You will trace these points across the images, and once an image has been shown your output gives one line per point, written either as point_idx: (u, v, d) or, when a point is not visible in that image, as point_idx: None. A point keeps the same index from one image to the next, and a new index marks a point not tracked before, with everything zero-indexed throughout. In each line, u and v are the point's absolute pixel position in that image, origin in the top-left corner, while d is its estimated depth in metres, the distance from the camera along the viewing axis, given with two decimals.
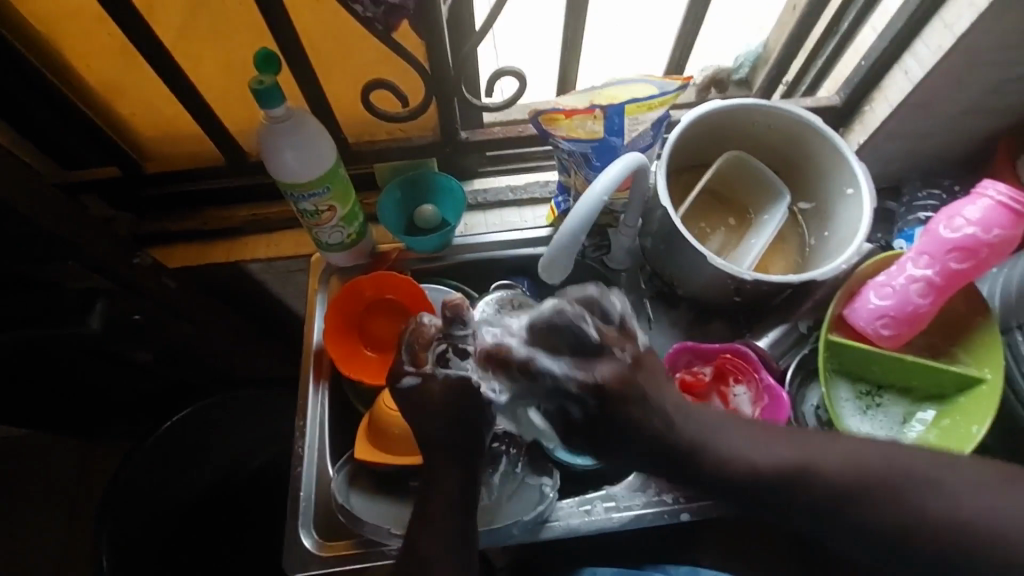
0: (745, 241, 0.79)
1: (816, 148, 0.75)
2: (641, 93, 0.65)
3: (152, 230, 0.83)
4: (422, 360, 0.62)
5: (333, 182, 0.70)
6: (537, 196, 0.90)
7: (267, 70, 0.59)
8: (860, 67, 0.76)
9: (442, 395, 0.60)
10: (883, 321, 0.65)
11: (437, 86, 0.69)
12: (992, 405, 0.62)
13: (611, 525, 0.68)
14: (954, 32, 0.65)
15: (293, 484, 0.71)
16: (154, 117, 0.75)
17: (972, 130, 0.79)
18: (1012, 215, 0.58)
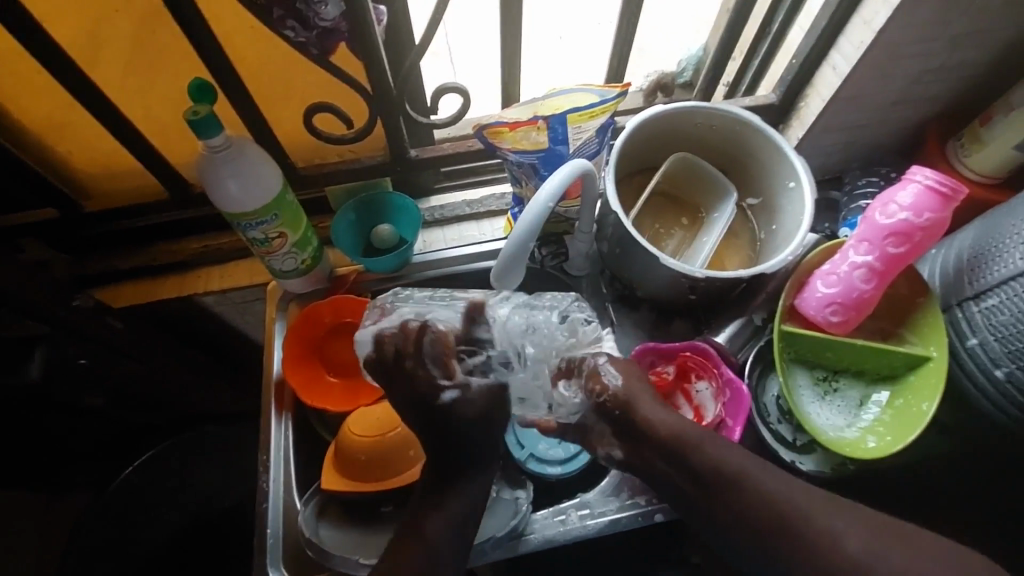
0: (698, 239, 0.82)
1: (757, 144, 0.77)
2: (582, 102, 0.66)
3: (96, 271, 0.81)
4: (452, 369, 0.66)
5: (282, 208, 0.69)
6: (492, 209, 0.91)
7: (202, 101, 0.58)
8: (792, 65, 0.78)
9: (481, 400, 0.66)
10: (832, 308, 0.67)
11: (381, 107, 0.69)
12: (939, 381, 0.63)
13: (586, 533, 0.68)
14: (873, 28, 0.67)
15: (259, 522, 0.69)
16: (91, 155, 0.73)
17: (902, 120, 0.83)
18: (940, 199, 0.60)
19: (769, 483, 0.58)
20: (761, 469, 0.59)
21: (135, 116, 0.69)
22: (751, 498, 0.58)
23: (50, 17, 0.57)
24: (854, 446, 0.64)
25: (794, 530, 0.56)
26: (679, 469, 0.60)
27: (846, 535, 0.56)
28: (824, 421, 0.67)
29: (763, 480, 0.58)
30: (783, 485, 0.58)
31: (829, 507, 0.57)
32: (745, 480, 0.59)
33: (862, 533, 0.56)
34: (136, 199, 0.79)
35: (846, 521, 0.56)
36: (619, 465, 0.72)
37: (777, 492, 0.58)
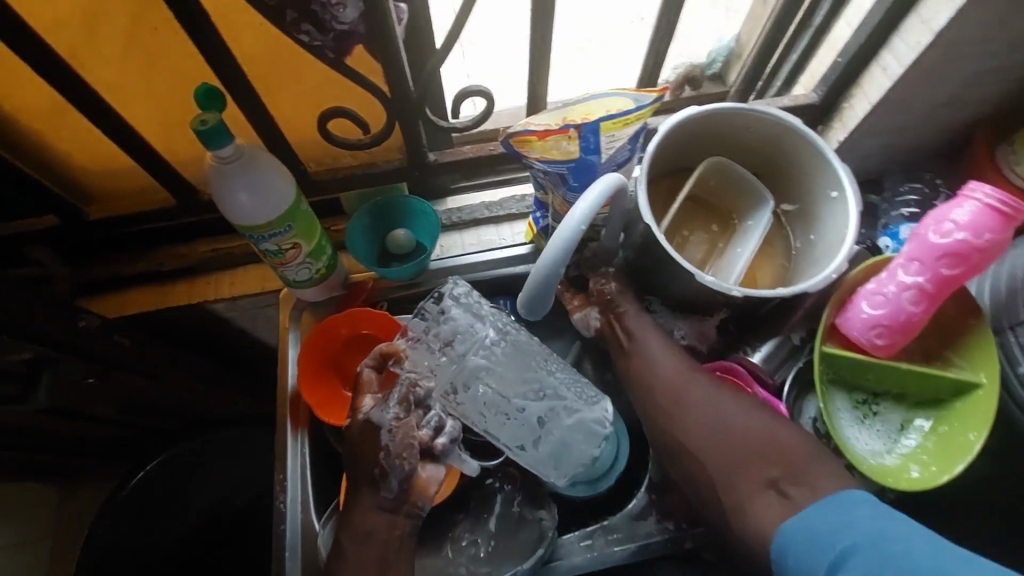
0: (730, 250, 0.77)
1: (797, 149, 0.72)
2: (616, 108, 0.61)
3: (102, 276, 0.79)
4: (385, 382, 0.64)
5: (296, 218, 0.65)
6: (513, 213, 0.87)
7: (210, 108, 0.54)
8: (837, 65, 0.74)
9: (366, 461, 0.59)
10: (877, 330, 0.63)
11: (400, 111, 0.65)
12: (990, 409, 0.61)
13: (615, 558, 0.66)
14: (932, 28, 0.63)
15: (276, 541, 0.68)
16: (94, 157, 0.70)
17: (948, 122, 0.79)
18: (1000, 217, 0.56)
19: (655, 346, 0.67)
20: (659, 334, 0.67)
21: (143, 117, 0.67)
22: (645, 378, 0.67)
23: (57, 13, 0.55)
24: (896, 476, 0.62)
25: (652, 388, 0.66)
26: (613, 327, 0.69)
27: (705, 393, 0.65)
28: (864, 446, 0.65)
29: (633, 319, 0.68)
30: (664, 352, 0.67)
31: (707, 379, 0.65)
32: (642, 341, 0.67)
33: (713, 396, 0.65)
34: (144, 204, 0.77)
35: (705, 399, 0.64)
36: (645, 487, 0.70)
37: (659, 356, 0.67)
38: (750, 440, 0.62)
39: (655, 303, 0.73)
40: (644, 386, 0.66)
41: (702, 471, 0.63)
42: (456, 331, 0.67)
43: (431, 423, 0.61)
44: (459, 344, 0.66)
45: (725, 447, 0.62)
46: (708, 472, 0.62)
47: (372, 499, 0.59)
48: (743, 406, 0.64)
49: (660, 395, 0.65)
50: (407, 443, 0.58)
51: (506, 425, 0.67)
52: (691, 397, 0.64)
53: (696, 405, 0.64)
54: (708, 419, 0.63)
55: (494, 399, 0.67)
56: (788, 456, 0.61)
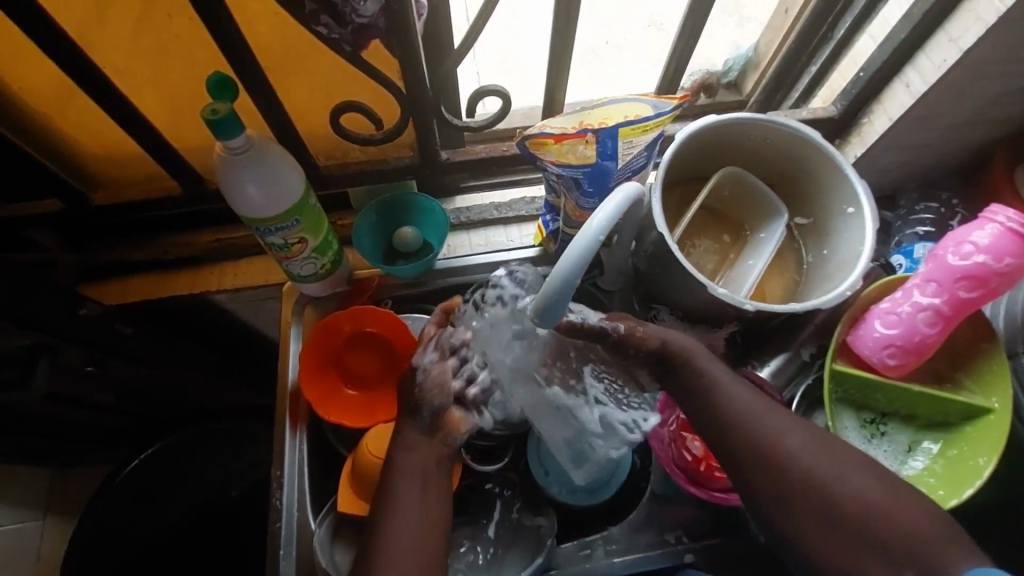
0: (741, 261, 0.75)
1: (814, 162, 0.71)
2: (634, 114, 0.60)
3: (104, 261, 0.77)
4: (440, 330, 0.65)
5: (304, 213, 0.64)
6: (522, 214, 0.86)
7: (223, 97, 0.53)
8: (858, 79, 0.73)
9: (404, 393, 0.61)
10: (889, 350, 0.62)
11: (414, 108, 0.64)
12: (1000, 435, 0.60)
13: (613, 570, 0.65)
14: (960, 46, 0.62)
15: (271, 540, 0.67)
16: (99, 141, 0.69)
17: (967, 141, 0.78)
18: (1021, 241, 0.55)
19: (737, 397, 0.57)
20: (734, 379, 0.58)
21: (153, 103, 0.66)
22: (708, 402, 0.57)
23: None
24: None
25: (741, 443, 0.55)
26: (672, 377, 0.59)
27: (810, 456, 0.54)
28: None
29: (704, 362, 0.58)
30: (744, 398, 0.57)
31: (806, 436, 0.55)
32: (716, 390, 0.57)
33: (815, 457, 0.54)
34: (148, 191, 0.75)
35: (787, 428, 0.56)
36: (646, 499, 0.69)
37: (742, 408, 0.56)
38: (860, 510, 0.53)
39: (662, 312, 0.73)
40: (730, 443, 0.56)
41: (804, 547, 0.54)
42: (510, 300, 0.62)
43: (465, 374, 0.61)
44: (507, 308, 0.62)
45: (833, 522, 0.52)
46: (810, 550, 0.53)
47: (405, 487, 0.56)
48: (848, 466, 0.54)
49: (748, 453, 0.55)
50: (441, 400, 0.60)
51: (542, 400, 0.62)
52: (787, 454, 0.54)
53: (797, 467, 0.54)
54: (811, 484, 0.53)
55: (536, 368, 0.62)
56: (909, 542, 0.51)
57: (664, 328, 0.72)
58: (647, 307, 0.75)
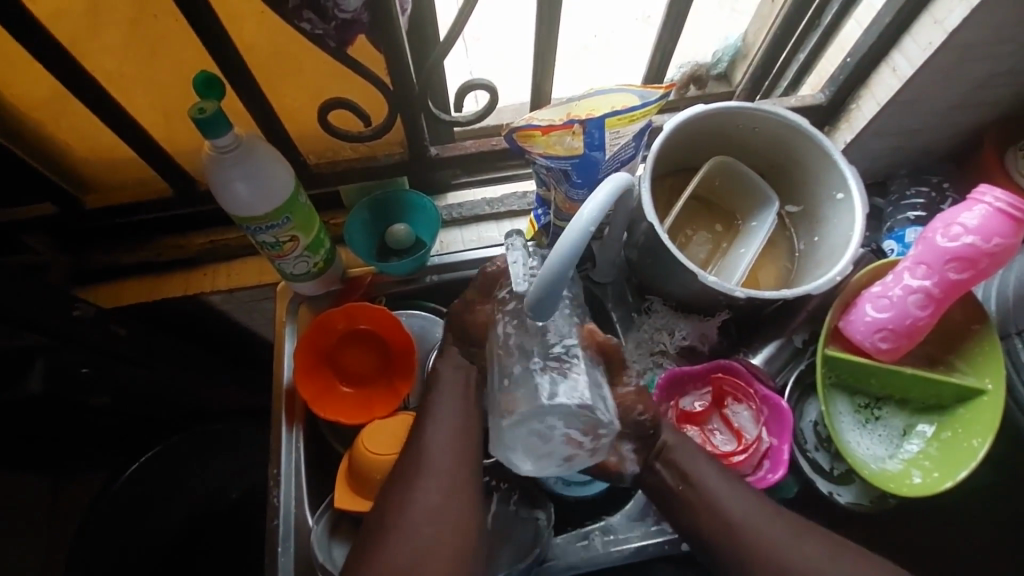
0: (732, 250, 0.75)
1: (803, 150, 0.71)
2: (621, 104, 0.61)
3: (100, 265, 0.78)
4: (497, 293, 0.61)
5: (294, 211, 0.64)
6: (514, 209, 0.86)
7: (210, 95, 0.53)
8: (845, 65, 0.73)
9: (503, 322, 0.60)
10: (881, 334, 0.62)
11: (402, 103, 0.65)
12: (994, 417, 0.60)
13: (610, 559, 0.65)
14: (945, 28, 0.62)
15: (269, 539, 0.67)
16: (92, 145, 0.69)
17: (956, 125, 0.78)
18: (1010, 222, 0.55)
19: (726, 494, 0.57)
20: (728, 483, 0.58)
21: (143, 106, 0.66)
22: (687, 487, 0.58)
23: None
24: (898, 481, 0.61)
25: (715, 530, 0.56)
26: (670, 473, 0.59)
27: (796, 549, 0.55)
28: (865, 451, 0.64)
29: (695, 462, 0.59)
30: (740, 502, 0.57)
31: (794, 533, 0.55)
32: (702, 484, 0.58)
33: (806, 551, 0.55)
34: (142, 194, 0.75)
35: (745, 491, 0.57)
36: (643, 488, 0.69)
37: (730, 502, 0.57)
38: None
39: (655, 303, 0.73)
40: (707, 529, 0.57)
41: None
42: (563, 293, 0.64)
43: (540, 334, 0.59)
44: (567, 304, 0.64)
45: None
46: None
47: (438, 464, 0.56)
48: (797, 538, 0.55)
49: (716, 525, 0.56)
50: (462, 403, 0.59)
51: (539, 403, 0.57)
52: (778, 552, 0.55)
53: (790, 559, 0.54)
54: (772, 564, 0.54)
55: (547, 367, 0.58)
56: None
57: (656, 318, 0.73)
58: (640, 299, 0.75)
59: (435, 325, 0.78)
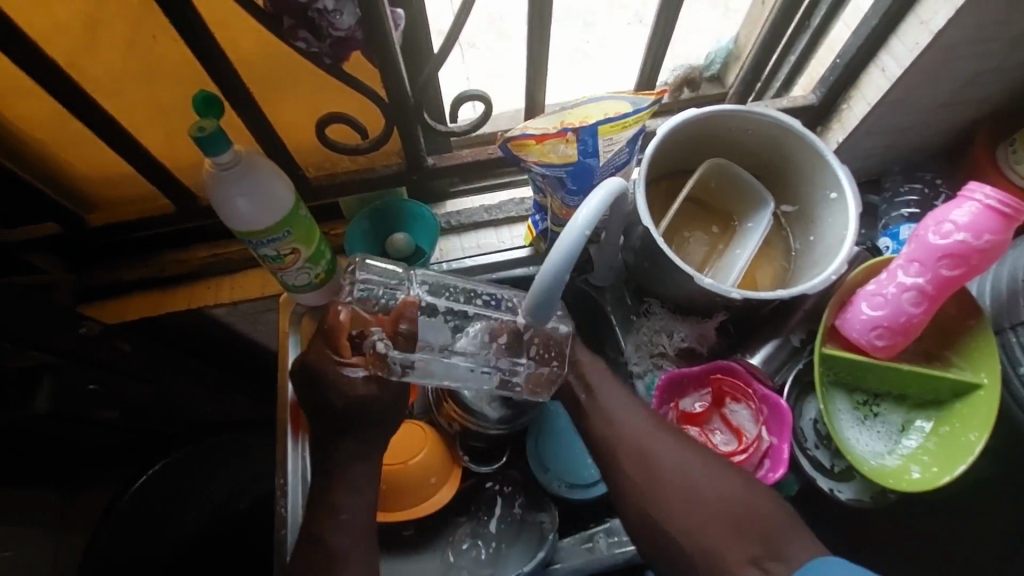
0: (729, 252, 0.76)
1: (796, 150, 0.72)
2: (614, 111, 0.62)
3: (104, 282, 0.79)
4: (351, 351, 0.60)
5: (294, 224, 0.65)
6: (512, 215, 0.87)
7: (209, 114, 0.54)
8: (835, 65, 0.74)
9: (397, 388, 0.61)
10: (877, 331, 0.63)
11: (397, 115, 0.66)
12: (990, 411, 0.61)
13: (616, 562, 0.65)
14: (931, 28, 0.63)
15: (278, 548, 0.68)
16: (94, 163, 0.70)
17: (948, 121, 0.79)
18: (1000, 218, 0.56)
19: (620, 406, 0.62)
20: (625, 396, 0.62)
21: (142, 123, 0.67)
22: (596, 418, 0.62)
23: (62, 21, 0.55)
24: (898, 477, 0.61)
25: (622, 450, 0.60)
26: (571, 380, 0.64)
27: (713, 484, 0.56)
28: (864, 448, 0.64)
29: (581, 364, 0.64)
30: (630, 410, 0.61)
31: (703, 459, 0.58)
32: (601, 401, 0.62)
33: (694, 459, 0.58)
34: (141, 211, 0.76)
35: (654, 429, 0.60)
36: None
37: (622, 413, 0.61)
38: (732, 509, 0.55)
39: (653, 306, 0.74)
40: (612, 450, 0.60)
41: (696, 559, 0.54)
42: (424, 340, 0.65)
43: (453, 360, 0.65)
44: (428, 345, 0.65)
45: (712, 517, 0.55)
46: (688, 545, 0.55)
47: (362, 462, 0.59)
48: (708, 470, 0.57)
49: (630, 457, 0.59)
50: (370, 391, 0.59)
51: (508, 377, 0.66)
52: (664, 460, 0.58)
53: (671, 467, 0.58)
54: (682, 489, 0.57)
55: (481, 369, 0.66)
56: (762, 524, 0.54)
57: (655, 320, 0.74)
58: (638, 302, 0.76)
59: None
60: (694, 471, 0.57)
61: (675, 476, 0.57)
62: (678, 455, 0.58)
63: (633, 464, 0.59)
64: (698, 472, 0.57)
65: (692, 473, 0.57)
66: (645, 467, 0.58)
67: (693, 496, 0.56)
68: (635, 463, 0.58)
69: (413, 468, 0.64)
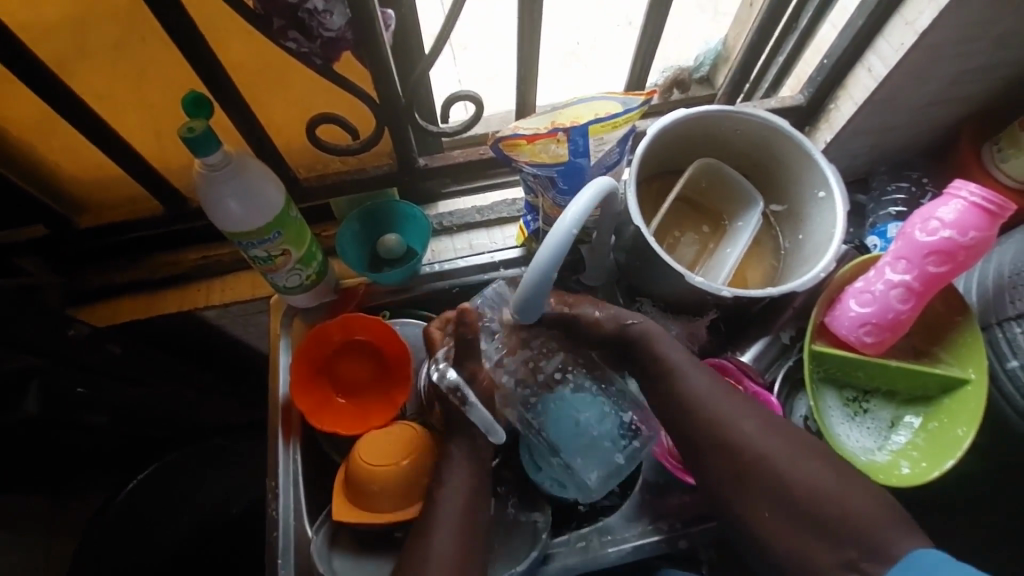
0: (719, 251, 0.77)
1: (785, 150, 0.73)
2: (604, 112, 0.62)
3: (94, 285, 0.79)
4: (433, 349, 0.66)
5: (285, 224, 0.64)
6: (504, 216, 0.87)
7: (198, 115, 0.54)
8: (823, 66, 0.75)
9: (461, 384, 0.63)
10: (866, 328, 0.64)
11: (389, 117, 0.66)
12: (978, 406, 0.62)
13: (609, 560, 0.66)
14: (915, 29, 0.64)
15: (270, 552, 0.67)
16: (84, 165, 0.69)
17: (934, 121, 0.80)
18: (985, 215, 0.57)
19: (697, 379, 0.60)
20: (692, 364, 0.61)
21: (131, 125, 0.67)
22: (674, 392, 0.60)
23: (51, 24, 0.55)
24: (888, 472, 0.62)
25: (699, 429, 0.59)
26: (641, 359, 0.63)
27: (803, 469, 0.56)
28: (855, 444, 0.65)
29: (666, 346, 0.62)
30: (703, 382, 0.60)
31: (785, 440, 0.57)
32: (679, 374, 0.61)
33: (779, 440, 0.57)
34: (131, 213, 0.76)
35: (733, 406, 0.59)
36: (639, 488, 0.70)
37: (701, 388, 0.60)
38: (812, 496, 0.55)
39: (645, 304, 0.75)
40: (693, 427, 0.59)
41: (776, 546, 0.55)
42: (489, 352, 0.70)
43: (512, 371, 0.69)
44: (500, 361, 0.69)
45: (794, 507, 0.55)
46: (768, 528, 0.56)
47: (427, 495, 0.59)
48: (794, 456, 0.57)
49: (710, 437, 0.58)
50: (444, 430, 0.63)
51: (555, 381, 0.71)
52: (747, 437, 0.57)
53: (754, 445, 0.57)
54: (770, 473, 0.56)
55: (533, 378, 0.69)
56: (856, 524, 0.53)
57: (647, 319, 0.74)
58: (630, 301, 0.76)
59: None
60: (776, 449, 0.57)
61: (760, 456, 0.57)
62: (764, 437, 0.57)
63: (713, 442, 0.58)
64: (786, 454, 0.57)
65: (776, 452, 0.57)
66: (729, 444, 0.57)
67: (783, 478, 0.56)
68: (726, 442, 0.58)
69: (406, 469, 0.64)
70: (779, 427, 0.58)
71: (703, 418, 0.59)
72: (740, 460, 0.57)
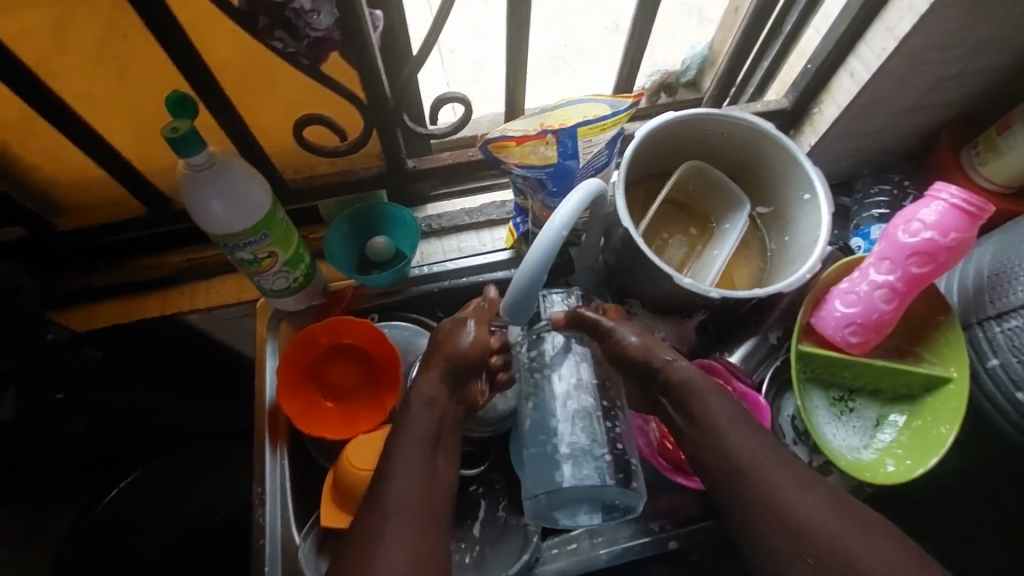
0: (707, 252, 0.77)
1: (771, 154, 0.73)
2: (593, 113, 0.62)
3: (74, 288, 0.77)
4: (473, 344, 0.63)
5: (272, 226, 0.64)
6: (493, 218, 0.87)
7: (182, 115, 0.53)
8: (807, 71, 0.76)
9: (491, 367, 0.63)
10: (851, 328, 0.64)
11: (377, 117, 0.65)
12: (960, 404, 0.63)
13: (599, 562, 0.66)
14: (896, 34, 0.65)
15: (256, 559, 0.66)
16: (65, 167, 0.68)
17: (914, 125, 0.81)
18: (965, 216, 0.58)
19: (743, 438, 0.56)
20: (741, 424, 0.57)
21: (114, 126, 0.66)
22: (718, 456, 0.57)
23: (32, 25, 0.54)
24: (874, 470, 0.63)
25: (748, 492, 0.55)
26: (677, 410, 0.60)
27: (860, 539, 0.52)
28: (841, 443, 0.66)
29: (714, 402, 0.59)
30: (748, 442, 0.56)
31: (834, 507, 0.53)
32: (722, 432, 0.57)
33: (835, 513, 0.53)
34: (114, 215, 0.75)
35: (779, 469, 0.55)
36: None
37: (750, 452, 0.56)
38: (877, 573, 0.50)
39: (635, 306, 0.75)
40: (739, 494, 0.55)
41: None
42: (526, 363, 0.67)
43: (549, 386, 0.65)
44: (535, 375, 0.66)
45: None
46: None
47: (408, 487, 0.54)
48: (847, 525, 0.52)
49: (761, 502, 0.54)
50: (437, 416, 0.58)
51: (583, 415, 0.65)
52: (796, 506, 0.53)
53: (804, 512, 0.53)
54: (832, 552, 0.51)
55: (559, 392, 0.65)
56: None
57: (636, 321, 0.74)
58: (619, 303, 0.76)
59: (419, 337, 0.78)
60: (833, 524, 0.52)
61: (815, 527, 0.52)
62: (819, 508, 0.53)
63: (761, 506, 0.54)
64: (840, 523, 0.52)
65: (835, 527, 0.52)
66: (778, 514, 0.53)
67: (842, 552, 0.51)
68: (774, 510, 0.53)
69: None
70: (834, 495, 0.54)
71: (753, 485, 0.54)
72: (802, 537, 0.52)
